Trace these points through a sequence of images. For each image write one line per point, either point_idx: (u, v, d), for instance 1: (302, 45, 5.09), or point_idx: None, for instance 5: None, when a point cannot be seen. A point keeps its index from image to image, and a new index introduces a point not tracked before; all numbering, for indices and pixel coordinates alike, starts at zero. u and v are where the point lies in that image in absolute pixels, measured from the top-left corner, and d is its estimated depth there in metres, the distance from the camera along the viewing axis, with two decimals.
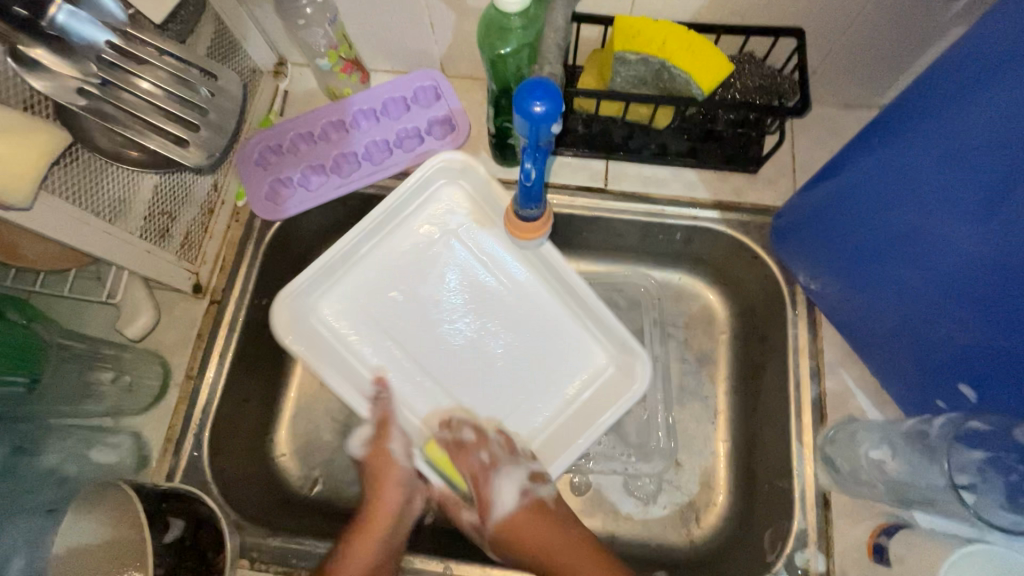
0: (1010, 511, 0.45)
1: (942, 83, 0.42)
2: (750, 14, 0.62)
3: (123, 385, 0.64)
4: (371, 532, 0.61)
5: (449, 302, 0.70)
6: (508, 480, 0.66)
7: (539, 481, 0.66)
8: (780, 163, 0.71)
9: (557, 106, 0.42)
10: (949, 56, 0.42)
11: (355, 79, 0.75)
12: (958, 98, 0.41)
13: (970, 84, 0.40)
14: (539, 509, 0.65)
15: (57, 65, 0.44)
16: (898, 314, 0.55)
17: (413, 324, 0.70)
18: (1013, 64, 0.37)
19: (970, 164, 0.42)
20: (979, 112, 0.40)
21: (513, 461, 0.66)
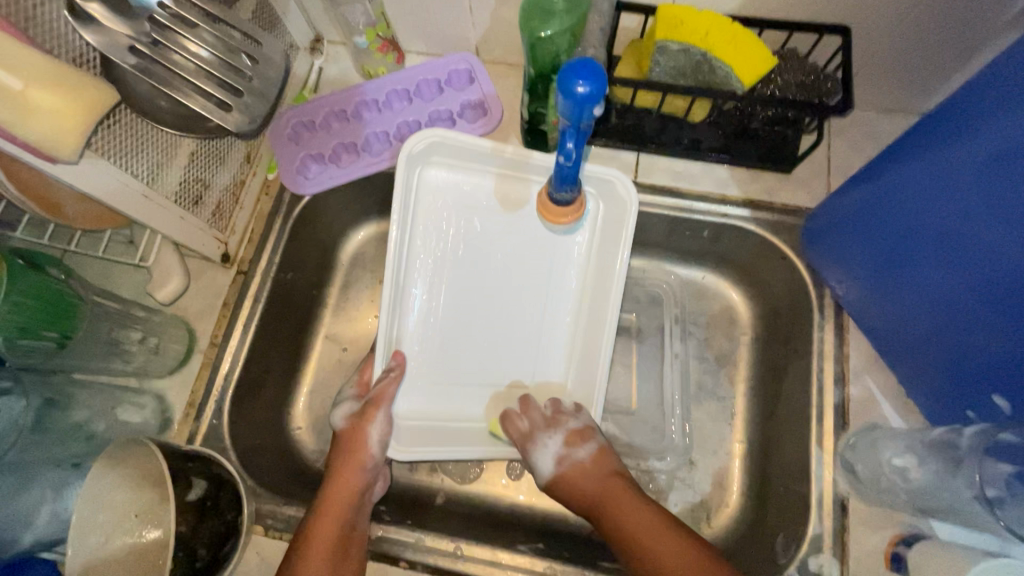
0: None
1: (989, 88, 0.41)
2: (795, 10, 0.61)
3: (151, 347, 0.64)
4: (330, 516, 0.57)
5: (488, 278, 0.67)
6: (547, 450, 0.61)
7: (585, 437, 0.62)
8: (815, 164, 0.70)
9: (600, 87, 0.41)
10: (998, 60, 0.41)
11: (393, 59, 0.76)
12: (1006, 105, 0.40)
13: (1019, 92, 0.39)
14: (581, 469, 0.61)
15: (110, 22, 0.45)
16: (927, 321, 0.54)
17: (470, 282, 0.67)
18: None
19: (1014, 171, 0.40)
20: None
21: (556, 428, 0.62)
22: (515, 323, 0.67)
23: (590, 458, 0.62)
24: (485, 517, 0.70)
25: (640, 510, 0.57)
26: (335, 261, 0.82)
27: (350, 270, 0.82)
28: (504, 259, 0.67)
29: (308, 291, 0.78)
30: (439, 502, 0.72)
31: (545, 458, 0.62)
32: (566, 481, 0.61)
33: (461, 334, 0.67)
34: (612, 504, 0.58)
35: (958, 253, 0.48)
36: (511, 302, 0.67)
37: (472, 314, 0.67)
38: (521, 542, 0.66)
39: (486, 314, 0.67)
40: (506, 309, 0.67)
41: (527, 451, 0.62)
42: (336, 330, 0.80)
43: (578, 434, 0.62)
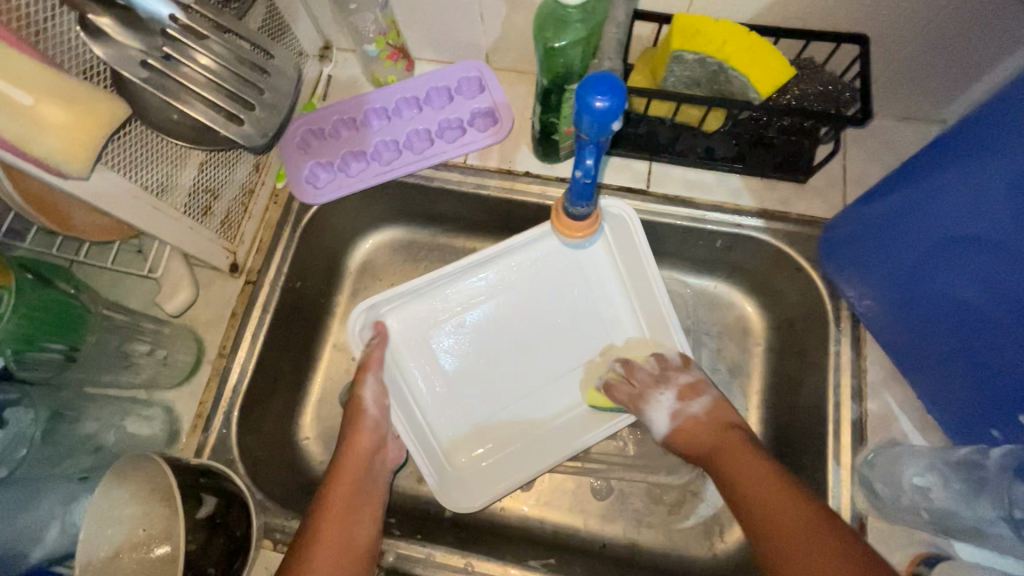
0: None
1: (1015, 102, 0.40)
2: (813, 17, 0.60)
3: (159, 358, 0.64)
4: (342, 487, 0.58)
5: (520, 331, 0.70)
6: (661, 404, 0.64)
7: (688, 396, 0.64)
8: (831, 173, 0.69)
9: (620, 102, 0.41)
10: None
11: (402, 67, 0.75)
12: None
13: None
14: (699, 422, 0.62)
15: (121, 36, 0.44)
16: (951, 337, 0.52)
17: (504, 327, 0.70)
18: None
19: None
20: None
21: (666, 385, 0.65)
22: (500, 404, 0.69)
23: (704, 411, 0.63)
24: (492, 530, 0.69)
25: (752, 466, 0.54)
26: (344, 270, 0.81)
27: (359, 279, 0.82)
28: (544, 315, 0.71)
29: (317, 300, 0.77)
30: (448, 514, 0.71)
31: (654, 416, 0.64)
32: (692, 436, 0.61)
33: (447, 354, 0.70)
34: (727, 456, 0.56)
35: (996, 265, 0.45)
36: (509, 378, 0.70)
37: (467, 356, 0.70)
38: (533, 558, 0.64)
39: (486, 359, 0.70)
40: (495, 380, 0.70)
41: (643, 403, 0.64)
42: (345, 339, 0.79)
43: (681, 395, 0.64)
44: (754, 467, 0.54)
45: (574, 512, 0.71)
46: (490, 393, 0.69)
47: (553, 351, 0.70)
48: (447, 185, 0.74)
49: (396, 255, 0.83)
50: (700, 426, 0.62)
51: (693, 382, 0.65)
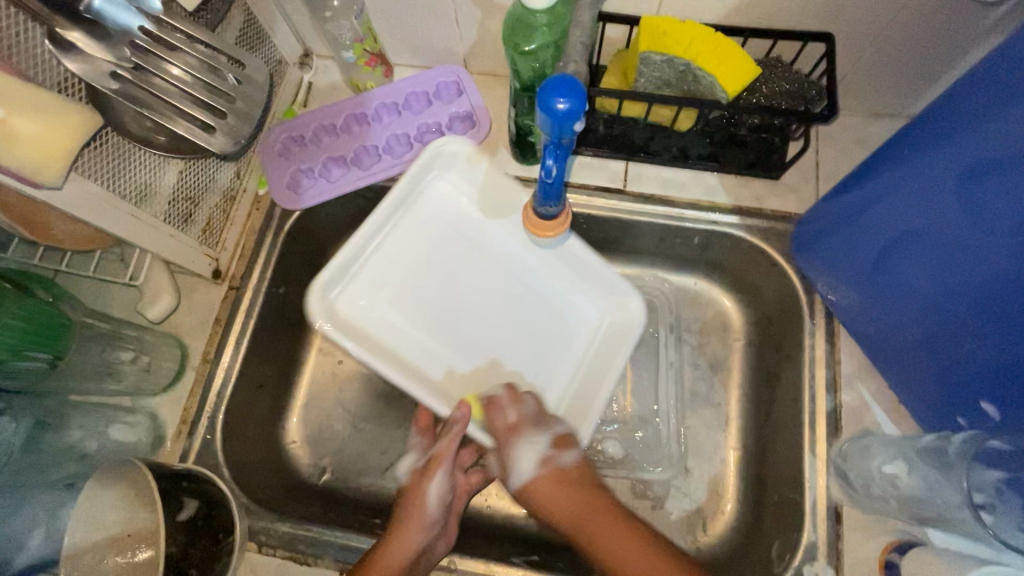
0: None
1: (970, 98, 0.41)
2: (779, 17, 0.61)
3: (142, 365, 0.64)
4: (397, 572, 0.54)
5: (472, 297, 0.69)
6: (530, 449, 0.57)
7: (562, 446, 0.57)
8: (804, 170, 0.70)
9: (580, 103, 0.42)
10: (979, 67, 0.41)
11: (380, 72, 0.76)
12: (985, 112, 0.40)
13: (999, 99, 0.39)
14: (563, 479, 0.55)
15: (92, 49, 0.45)
16: (915, 329, 0.54)
17: (465, 287, 0.69)
18: None
19: (1003, 181, 0.40)
20: (1004, 132, 0.39)
21: (540, 428, 0.58)
22: (426, 342, 0.67)
23: (575, 465, 0.56)
24: (478, 528, 0.70)
25: (637, 550, 0.49)
26: None
27: None
28: (500, 304, 0.69)
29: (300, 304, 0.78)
30: None
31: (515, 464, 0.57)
32: (542, 496, 0.55)
33: (402, 260, 0.68)
34: (591, 528, 0.51)
35: (950, 259, 0.47)
36: (443, 328, 0.67)
37: (421, 283, 0.68)
38: (516, 555, 0.65)
39: (432, 290, 0.68)
40: (430, 318, 0.67)
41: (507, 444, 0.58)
42: (329, 343, 0.80)
43: (557, 442, 0.57)
44: (614, 524, 0.51)
45: None
46: (418, 313, 0.67)
47: (488, 330, 0.68)
48: None
49: None
50: (567, 483, 0.55)
51: (562, 436, 0.58)
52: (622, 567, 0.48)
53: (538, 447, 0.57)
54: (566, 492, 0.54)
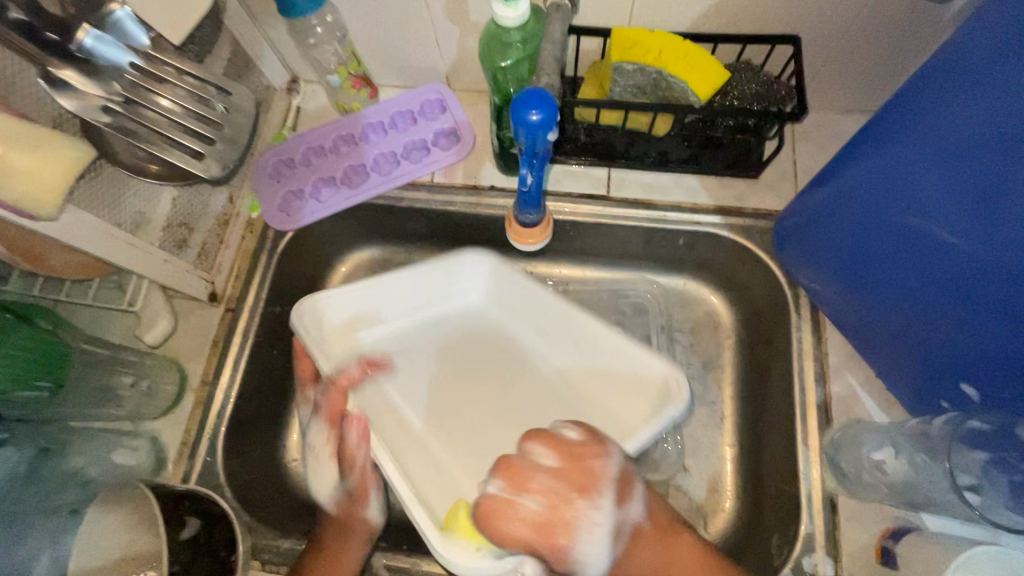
0: (1014, 511, 0.46)
1: (927, 88, 0.43)
2: (747, 22, 0.63)
3: (143, 390, 0.65)
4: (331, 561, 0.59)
5: (468, 366, 0.73)
6: (592, 526, 0.53)
7: (625, 502, 0.56)
8: (782, 168, 0.72)
9: (552, 114, 0.44)
10: (936, 57, 0.42)
11: (366, 94, 0.77)
12: (944, 101, 0.42)
13: (958, 87, 0.40)
14: (643, 537, 0.58)
15: (83, 86, 0.47)
16: (890, 315, 0.55)
17: (462, 364, 0.73)
18: (1000, 69, 0.37)
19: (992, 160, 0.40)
20: (988, 109, 0.39)
21: (589, 493, 0.54)
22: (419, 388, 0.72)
23: (642, 512, 0.58)
24: None
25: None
26: None
27: None
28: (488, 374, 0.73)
29: None
30: None
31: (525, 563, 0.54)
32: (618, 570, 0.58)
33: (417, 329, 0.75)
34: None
35: (929, 248, 0.47)
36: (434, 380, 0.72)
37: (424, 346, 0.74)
38: None
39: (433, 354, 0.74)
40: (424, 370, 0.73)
41: (562, 532, 0.53)
42: None
43: (619, 502, 0.55)
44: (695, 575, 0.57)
45: None
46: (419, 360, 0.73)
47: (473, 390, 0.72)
48: (416, 204, 0.76)
49: (373, 275, 0.85)
50: (639, 540, 0.57)
51: (621, 494, 0.55)
52: None
53: (568, 534, 0.53)
54: (646, 548, 0.58)
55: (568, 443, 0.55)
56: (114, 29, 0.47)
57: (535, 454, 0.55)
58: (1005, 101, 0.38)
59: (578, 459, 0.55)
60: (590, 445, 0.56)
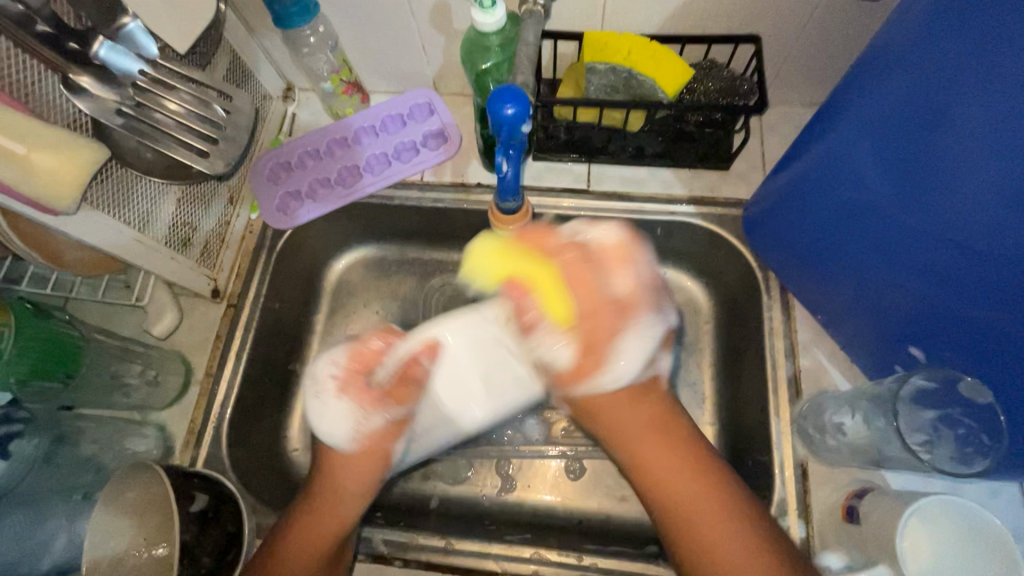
0: (958, 462, 0.51)
1: (876, 65, 0.46)
2: (710, 24, 0.68)
3: (150, 378, 0.70)
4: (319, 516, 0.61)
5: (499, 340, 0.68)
6: (632, 341, 0.64)
7: (665, 342, 0.66)
8: (750, 159, 0.77)
9: (524, 107, 0.49)
10: (887, 38, 0.45)
11: (356, 100, 0.82)
12: (890, 78, 0.44)
13: (901, 64, 0.43)
14: (652, 416, 0.64)
15: (99, 91, 0.51)
16: (848, 288, 0.59)
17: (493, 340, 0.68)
18: (941, 47, 0.40)
19: (929, 135, 0.42)
20: (927, 84, 0.41)
21: (623, 263, 0.65)
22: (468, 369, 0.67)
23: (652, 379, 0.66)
24: (471, 516, 0.74)
25: (693, 482, 0.60)
26: (320, 289, 0.87)
27: (335, 297, 0.88)
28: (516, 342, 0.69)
29: (295, 318, 0.83)
30: (433, 505, 0.75)
31: (567, 295, 0.63)
32: (608, 409, 0.65)
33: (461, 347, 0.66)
34: (678, 470, 0.61)
35: (872, 223, 0.51)
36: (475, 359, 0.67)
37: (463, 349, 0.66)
38: (511, 535, 0.70)
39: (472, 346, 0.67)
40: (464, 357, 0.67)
41: (605, 319, 0.63)
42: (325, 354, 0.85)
43: (664, 337, 0.66)
44: (675, 456, 0.62)
45: (551, 494, 0.74)
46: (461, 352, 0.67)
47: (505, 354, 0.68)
48: (407, 202, 0.81)
49: (368, 272, 0.89)
50: (647, 398, 0.65)
51: (665, 333, 0.66)
52: (690, 508, 0.59)
53: (595, 274, 0.64)
54: (643, 412, 0.65)
55: (627, 241, 0.66)
56: (124, 39, 0.51)
57: (599, 238, 0.65)
58: (942, 77, 0.40)
59: (639, 296, 0.64)
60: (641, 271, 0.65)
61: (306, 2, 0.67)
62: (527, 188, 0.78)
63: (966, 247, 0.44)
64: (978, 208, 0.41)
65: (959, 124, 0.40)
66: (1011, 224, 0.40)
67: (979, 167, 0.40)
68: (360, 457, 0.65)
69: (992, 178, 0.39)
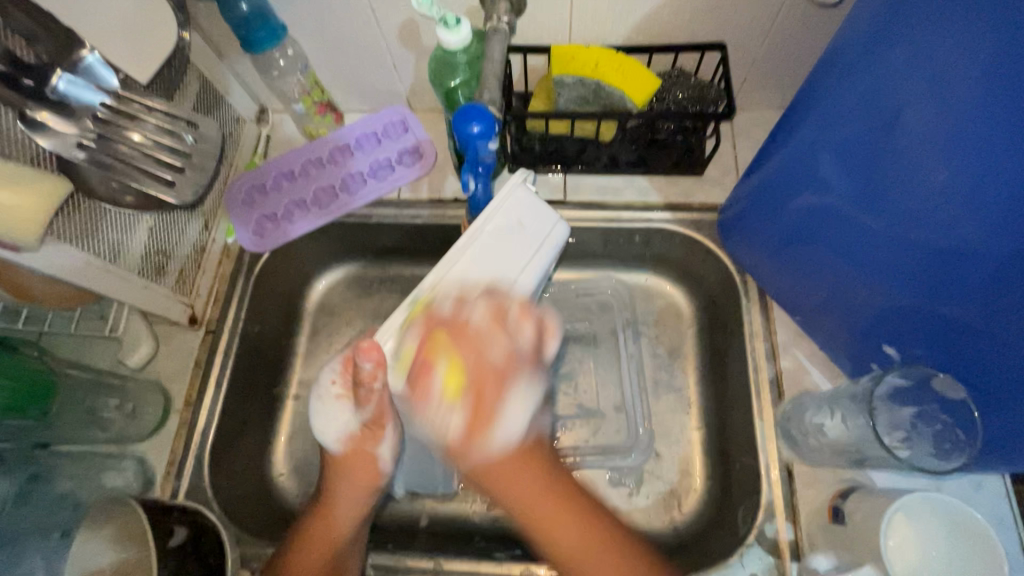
0: (937, 458, 0.51)
1: (829, 71, 0.47)
2: (676, 33, 0.69)
3: (127, 412, 0.68)
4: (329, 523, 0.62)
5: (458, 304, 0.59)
6: (523, 404, 0.52)
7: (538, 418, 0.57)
8: (723, 164, 0.77)
9: (489, 125, 0.52)
10: (837, 43, 0.46)
11: (331, 120, 0.82)
12: (843, 84, 0.45)
13: (851, 71, 0.44)
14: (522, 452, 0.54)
15: (57, 125, 0.51)
16: (821, 290, 0.59)
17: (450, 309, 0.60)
18: (886, 52, 0.41)
19: (883, 137, 0.43)
20: (878, 89, 0.43)
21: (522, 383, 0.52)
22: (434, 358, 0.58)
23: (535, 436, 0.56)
24: (461, 534, 0.73)
25: (573, 527, 0.54)
26: (301, 311, 0.86)
27: (316, 317, 0.87)
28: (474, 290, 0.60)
29: (276, 341, 0.82)
30: (423, 524, 0.75)
31: (433, 376, 0.51)
32: (494, 475, 0.53)
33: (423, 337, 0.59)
34: (547, 519, 0.54)
35: (840, 227, 0.52)
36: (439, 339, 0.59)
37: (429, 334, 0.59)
38: (499, 551, 0.69)
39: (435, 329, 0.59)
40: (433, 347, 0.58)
41: (500, 391, 0.50)
42: (308, 376, 0.84)
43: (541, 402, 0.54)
44: (534, 491, 0.54)
45: None
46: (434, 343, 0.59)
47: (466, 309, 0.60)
48: (385, 220, 0.80)
49: (349, 291, 0.88)
50: (531, 459, 0.54)
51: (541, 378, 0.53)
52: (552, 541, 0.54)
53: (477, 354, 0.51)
54: (528, 475, 0.54)
55: (495, 295, 0.55)
56: (85, 73, 0.51)
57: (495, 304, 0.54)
58: (890, 82, 0.41)
59: (517, 355, 0.52)
60: (527, 314, 0.54)
61: (274, 26, 0.67)
62: None
63: (932, 248, 0.44)
64: (937, 208, 0.42)
65: (912, 127, 0.41)
66: (970, 222, 0.40)
67: (933, 168, 0.41)
68: (352, 458, 0.64)
69: (947, 178, 0.40)
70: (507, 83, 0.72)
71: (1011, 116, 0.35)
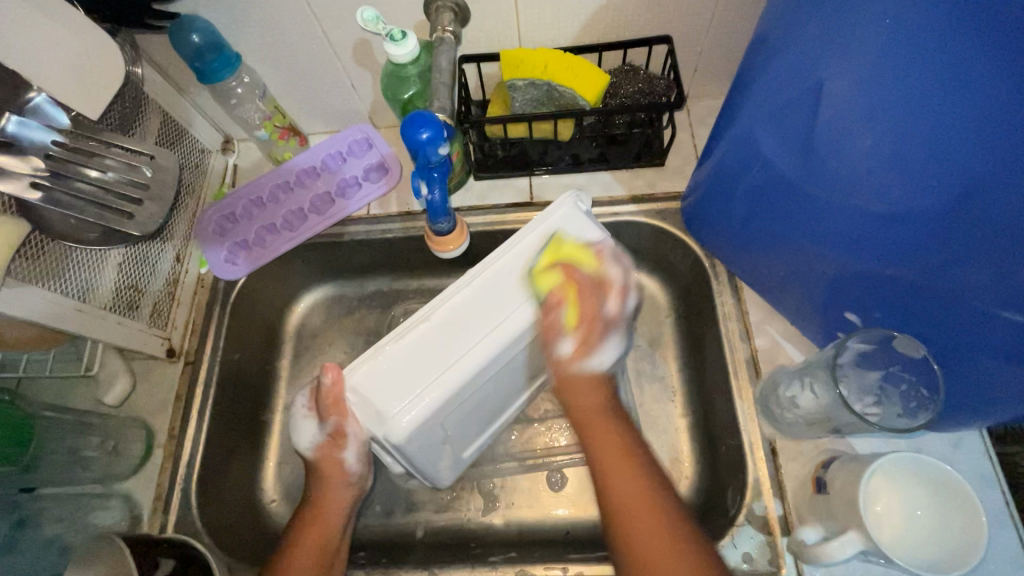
0: (907, 418, 0.55)
1: (756, 54, 0.49)
2: (624, 31, 0.71)
3: (109, 449, 0.68)
4: (326, 514, 0.66)
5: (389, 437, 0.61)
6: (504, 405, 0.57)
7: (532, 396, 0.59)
8: (683, 153, 0.79)
9: (437, 130, 0.54)
10: (762, 26, 0.48)
11: (295, 143, 0.83)
12: (766, 67, 0.48)
13: (768, 54, 0.47)
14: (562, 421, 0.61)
15: (10, 165, 0.52)
16: (780, 266, 0.61)
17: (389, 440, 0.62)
18: (792, 38, 0.44)
19: (805, 111, 0.46)
20: (795, 67, 0.45)
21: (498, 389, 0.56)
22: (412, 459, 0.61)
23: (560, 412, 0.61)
24: (452, 542, 0.73)
25: (634, 477, 0.56)
26: (281, 335, 0.86)
27: (296, 340, 0.87)
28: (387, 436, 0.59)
29: (258, 367, 0.82)
30: (419, 536, 0.74)
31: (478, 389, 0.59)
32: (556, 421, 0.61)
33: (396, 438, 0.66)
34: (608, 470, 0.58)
35: (785, 203, 0.54)
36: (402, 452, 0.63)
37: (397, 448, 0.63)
38: (495, 555, 0.69)
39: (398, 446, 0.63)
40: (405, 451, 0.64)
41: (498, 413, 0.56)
42: (293, 400, 0.83)
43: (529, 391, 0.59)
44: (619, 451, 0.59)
45: (531, 507, 0.74)
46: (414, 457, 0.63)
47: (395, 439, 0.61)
48: (356, 237, 0.81)
49: (328, 311, 0.89)
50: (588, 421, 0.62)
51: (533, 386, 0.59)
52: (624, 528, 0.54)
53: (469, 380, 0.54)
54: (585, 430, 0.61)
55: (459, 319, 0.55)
56: (34, 113, 0.52)
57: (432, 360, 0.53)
58: (800, 59, 0.44)
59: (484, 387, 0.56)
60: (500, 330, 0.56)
61: (229, 55, 0.68)
62: (473, 207, 0.79)
63: (881, 213, 0.45)
64: (868, 173, 0.44)
65: (840, 98, 0.42)
66: (898, 182, 0.43)
67: (858, 135, 0.43)
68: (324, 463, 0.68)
69: (875, 144, 0.42)
70: (463, 93, 0.73)
71: (912, 82, 0.38)
